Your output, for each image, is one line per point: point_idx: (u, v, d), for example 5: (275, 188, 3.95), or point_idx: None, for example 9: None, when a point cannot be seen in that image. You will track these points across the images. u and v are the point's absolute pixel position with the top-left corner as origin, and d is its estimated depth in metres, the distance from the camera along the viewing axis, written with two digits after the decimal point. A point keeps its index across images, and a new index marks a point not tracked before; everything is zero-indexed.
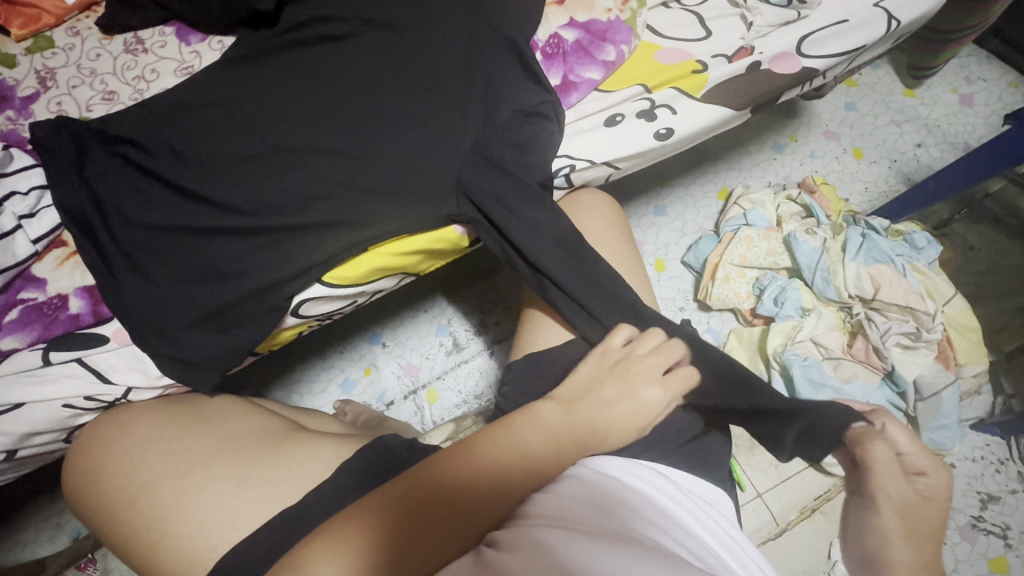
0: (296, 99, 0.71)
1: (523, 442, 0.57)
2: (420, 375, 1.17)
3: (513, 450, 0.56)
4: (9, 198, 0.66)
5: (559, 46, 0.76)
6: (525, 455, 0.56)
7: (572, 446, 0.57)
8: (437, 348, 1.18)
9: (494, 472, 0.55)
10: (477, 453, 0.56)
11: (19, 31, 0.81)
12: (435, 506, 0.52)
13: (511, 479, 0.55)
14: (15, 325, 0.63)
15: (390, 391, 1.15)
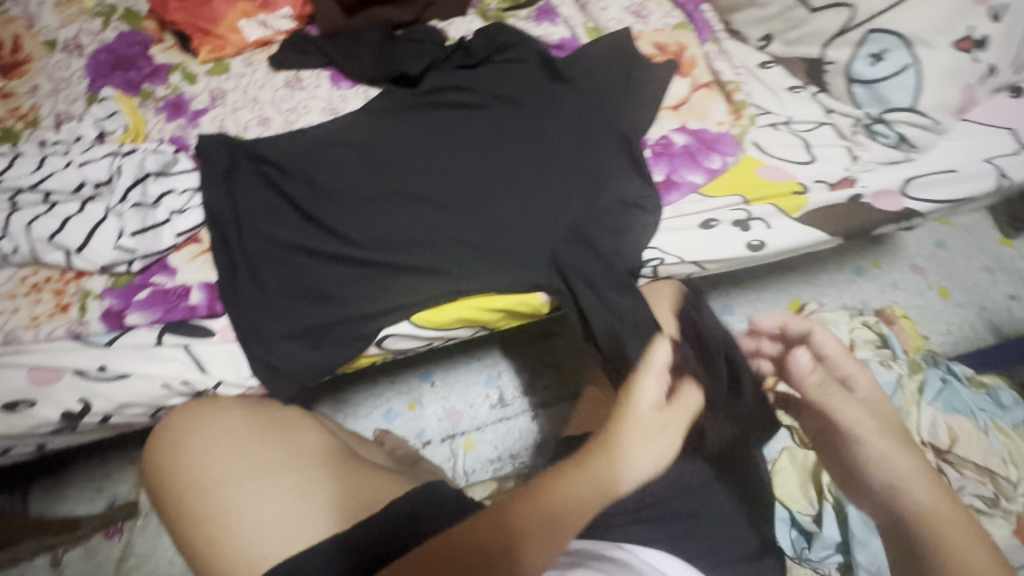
0: (422, 154, 0.79)
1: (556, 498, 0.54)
2: (461, 422, 1.19)
3: (545, 508, 0.53)
4: (166, 195, 0.73)
5: (667, 147, 0.81)
6: (563, 508, 0.53)
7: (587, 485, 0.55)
8: (483, 399, 1.20)
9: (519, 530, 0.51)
10: (501, 519, 0.52)
11: (206, 57, 0.94)
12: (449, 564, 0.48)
13: (547, 533, 0.52)
14: (143, 304, 0.69)
15: (429, 430, 1.17)
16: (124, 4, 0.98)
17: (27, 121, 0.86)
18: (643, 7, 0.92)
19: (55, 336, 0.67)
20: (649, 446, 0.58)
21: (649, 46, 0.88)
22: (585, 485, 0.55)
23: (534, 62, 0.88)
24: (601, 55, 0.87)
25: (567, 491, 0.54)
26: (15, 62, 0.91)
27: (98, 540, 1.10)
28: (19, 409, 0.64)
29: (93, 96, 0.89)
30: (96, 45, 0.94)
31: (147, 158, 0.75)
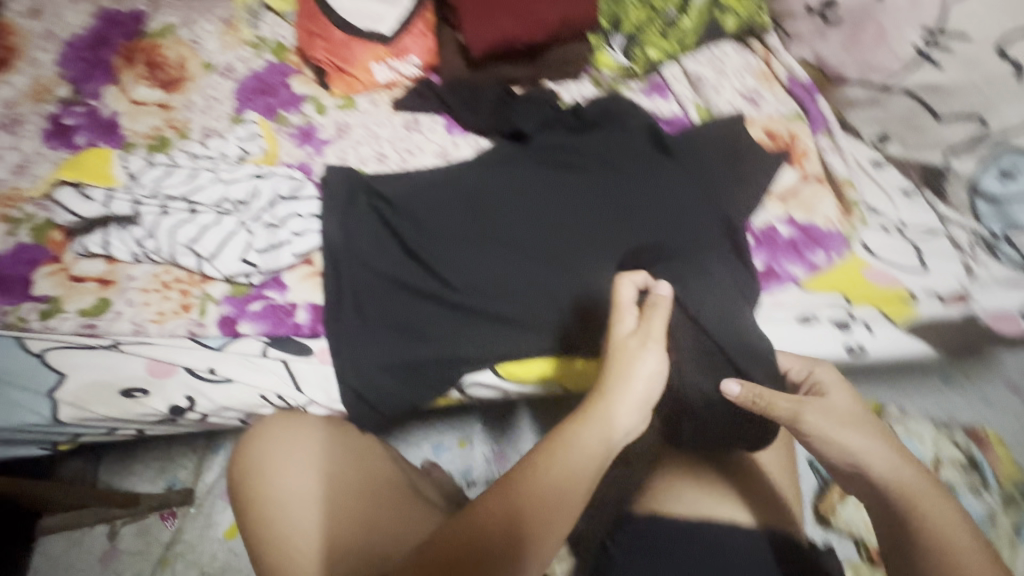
0: (524, 208, 0.82)
1: (556, 474, 0.57)
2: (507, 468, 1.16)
3: (543, 493, 0.57)
4: (290, 217, 0.79)
5: (771, 237, 0.80)
6: (573, 470, 0.58)
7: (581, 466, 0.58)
8: None
9: (510, 522, 0.55)
10: (488, 531, 0.55)
11: (338, 93, 1.02)
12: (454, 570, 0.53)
13: (557, 504, 0.56)
14: (255, 316, 0.75)
15: (475, 472, 1.16)
16: (275, 38, 1.10)
17: (178, 132, 0.96)
18: (756, 94, 0.93)
19: (177, 334, 0.74)
20: (630, 380, 0.62)
21: (760, 132, 0.89)
22: (583, 450, 0.59)
23: (642, 134, 0.90)
24: (711, 136, 0.88)
25: (572, 457, 0.59)
26: (177, 78, 1.03)
27: (151, 520, 1.15)
28: (133, 396, 0.70)
29: (237, 116, 0.99)
30: (246, 71, 1.05)
31: (281, 184, 0.82)
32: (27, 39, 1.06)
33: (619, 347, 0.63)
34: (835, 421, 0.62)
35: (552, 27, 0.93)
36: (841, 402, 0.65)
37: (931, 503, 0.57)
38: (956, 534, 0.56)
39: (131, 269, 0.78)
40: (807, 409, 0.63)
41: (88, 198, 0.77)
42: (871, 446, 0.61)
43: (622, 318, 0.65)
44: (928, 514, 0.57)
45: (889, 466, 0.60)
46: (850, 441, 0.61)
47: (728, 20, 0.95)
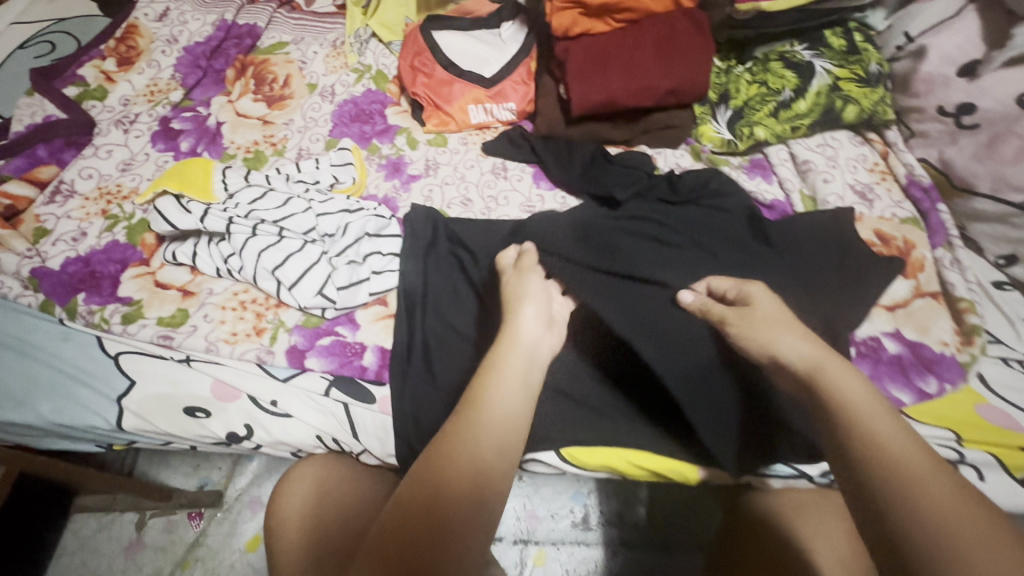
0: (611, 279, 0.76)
1: (493, 395, 0.57)
2: (537, 529, 1.05)
3: (480, 407, 0.56)
4: (372, 255, 0.79)
5: (876, 350, 0.73)
6: (513, 385, 0.59)
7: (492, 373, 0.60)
8: (567, 513, 1.05)
9: (459, 442, 0.54)
10: (446, 459, 0.53)
11: (431, 127, 1.02)
12: (432, 508, 0.50)
13: (491, 413, 0.56)
14: (323, 351, 0.74)
15: (504, 526, 1.06)
16: (378, 67, 1.12)
17: (275, 149, 0.99)
18: (869, 190, 0.87)
19: (245, 358, 0.73)
20: (519, 304, 0.67)
21: (869, 232, 0.83)
22: (510, 366, 0.60)
23: (740, 216, 0.86)
24: (817, 230, 0.82)
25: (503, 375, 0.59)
26: (281, 95, 1.06)
27: (180, 517, 1.15)
28: (195, 416, 0.70)
29: (332, 140, 1.00)
30: (346, 95, 1.07)
31: (369, 221, 0.81)
32: (151, 40, 1.11)
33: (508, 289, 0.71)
34: (757, 326, 0.63)
35: (660, 94, 0.90)
36: (768, 309, 0.64)
37: (835, 373, 0.56)
38: (867, 404, 0.52)
39: (213, 284, 0.79)
40: (734, 327, 0.64)
41: (187, 210, 0.78)
42: (789, 340, 0.60)
43: (509, 274, 0.73)
44: (832, 388, 0.54)
45: (795, 347, 0.59)
46: (772, 336, 0.61)
47: (848, 110, 0.88)
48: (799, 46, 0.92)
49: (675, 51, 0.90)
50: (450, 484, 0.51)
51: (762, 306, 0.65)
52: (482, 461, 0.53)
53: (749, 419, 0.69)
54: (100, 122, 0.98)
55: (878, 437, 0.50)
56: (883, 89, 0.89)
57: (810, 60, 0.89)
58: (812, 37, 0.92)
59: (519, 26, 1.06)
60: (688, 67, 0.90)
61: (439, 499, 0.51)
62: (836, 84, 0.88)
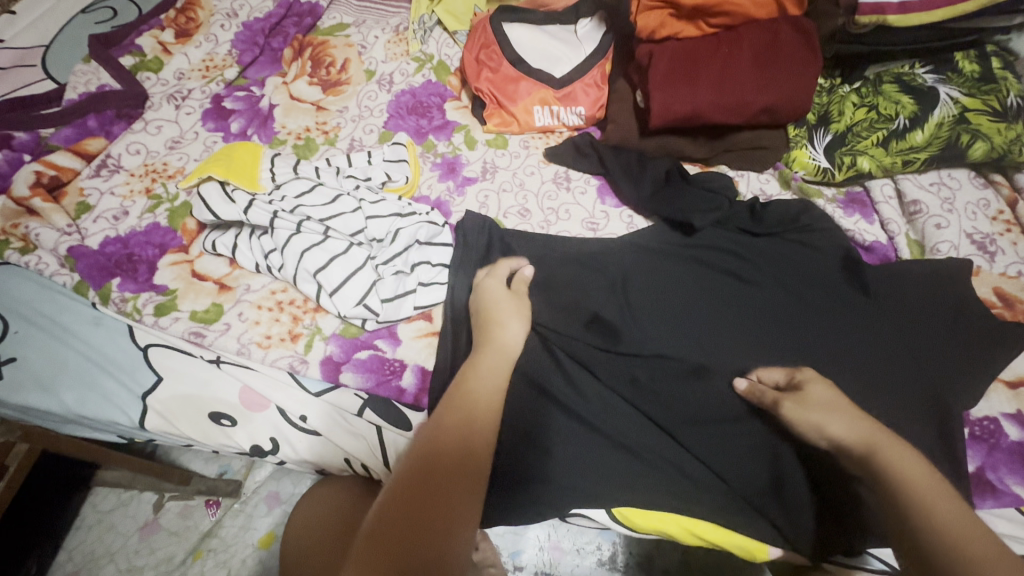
0: (683, 325, 0.70)
1: (474, 389, 0.54)
2: (561, 564, 0.90)
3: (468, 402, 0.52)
4: (421, 265, 0.72)
5: (993, 435, 0.63)
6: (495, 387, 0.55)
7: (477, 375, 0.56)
8: (594, 550, 0.91)
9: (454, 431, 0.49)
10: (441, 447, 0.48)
11: (491, 127, 0.94)
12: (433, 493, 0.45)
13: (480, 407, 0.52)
14: (360, 366, 0.68)
15: (525, 554, 0.91)
16: (441, 57, 1.05)
17: (327, 137, 0.93)
18: (990, 241, 0.75)
19: (278, 365, 0.68)
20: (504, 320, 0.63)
21: (988, 292, 0.72)
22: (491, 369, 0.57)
23: (833, 256, 0.75)
24: (928, 283, 0.71)
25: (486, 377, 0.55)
26: (337, 80, 1.00)
27: (197, 503, 1.11)
28: (221, 424, 0.65)
29: (386, 133, 0.94)
30: (404, 85, 1.00)
31: (420, 227, 0.74)
32: (211, 13, 1.07)
33: (492, 304, 0.65)
34: (817, 400, 0.57)
35: (754, 111, 0.81)
36: (820, 391, 0.58)
37: (890, 449, 0.52)
38: (933, 486, 0.49)
39: (250, 279, 0.74)
40: (792, 402, 0.58)
41: (231, 199, 0.73)
42: (839, 419, 0.55)
43: (495, 289, 0.67)
44: (895, 467, 0.50)
45: (848, 425, 0.54)
46: (824, 420, 0.55)
47: (976, 146, 0.77)
48: (920, 68, 0.81)
49: (777, 62, 0.79)
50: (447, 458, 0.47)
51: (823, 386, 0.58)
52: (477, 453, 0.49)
53: (818, 486, 0.61)
54: (153, 96, 0.95)
55: (944, 520, 0.46)
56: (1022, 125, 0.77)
57: (933, 85, 0.79)
58: (937, 59, 0.80)
59: (597, 24, 0.98)
60: (789, 81, 0.79)
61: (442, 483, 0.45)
62: (963, 115, 0.76)
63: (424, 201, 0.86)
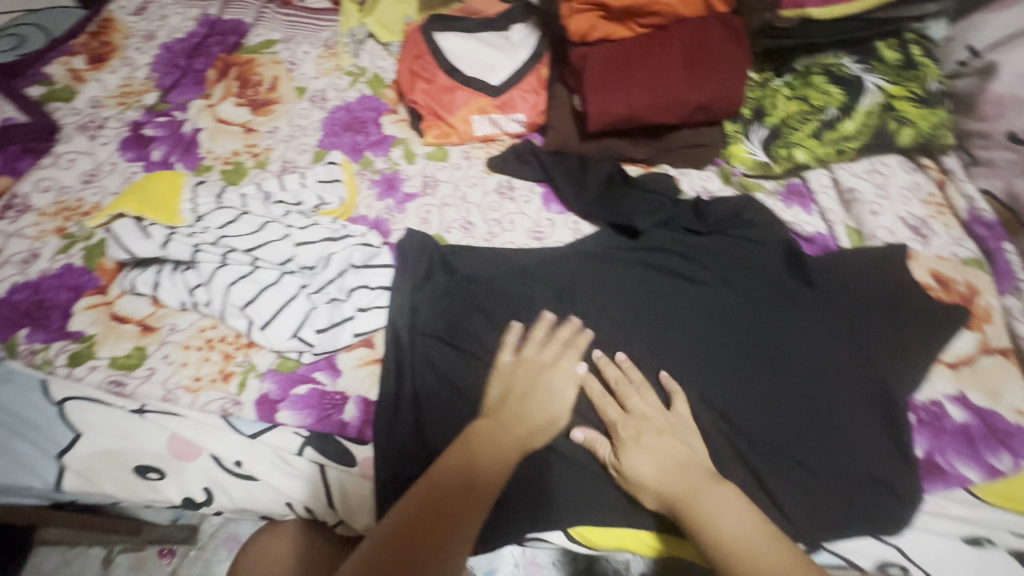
0: (632, 331, 0.69)
1: (482, 445, 0.56)
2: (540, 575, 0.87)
3: (475, 445, 0.56)
4: (358, 289, 0.69)
5: (938, 418, 0.63)
6: (507, 445, 0.57)
7: (501, 439, 0.57)
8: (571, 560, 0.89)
9: (454, 470, 0.54)
10: (437, 480, 0.53)
11: (431, 139, 0.92)
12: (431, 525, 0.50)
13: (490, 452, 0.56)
14: (299, 402, 0.64)
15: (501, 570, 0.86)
16: (375, 70, 1.01)
17: (257, 160, 0.89)
18: (924, 224, 0.77)
19: (208, 409, 0.63)
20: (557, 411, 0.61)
21: (925, 274, 0.73)
22: (503, 422, 0.59)
23: (776, 250, 0.76)
24: (866, 272, 0.73)
25: (501, 432, 0.58)
26: (266, 100, 0.96)
27: (150, 553, 1.02)
28: (148, 478, 0.61)
29: (320, 152, 0.90)
30: (338, 101, 0.97)
31: (355, 250, 0.71)
32: (127, 36, 1.02)
33: (536, 375, 0.63)
34: (641, 444, 0.58)
35: (688, 110, 0.81)
36: (646, 436, 0.59)
37: (700, 499, 0.53)
38: (748, 530, 0.50)
39: (176, 318, 0.69)
40: (620, 451, 0.59)
41: (147, 235, 0.69)
42: (641, 460, 0.57)
43: (553, 376, 0.63)
44: (706, 519, 0.52)
45: (643, 467, 0.57)
46: (630, 464, 0.58)
47: (904, 133, 0.78)
48: (846, 58, 0.81)
49: (707, 60, 0.80)
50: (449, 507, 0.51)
51: (648, 408, 0.61)
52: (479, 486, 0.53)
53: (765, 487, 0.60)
54: (64, 127, 0.89)
55: (758, 554, 0.48)
56: (943, 109, 0.78)
57: (858, 74, 0.79)
58: (861, 48, 0.81)
59: (531, 29, 0.96)
60: (722, 76, 0.80)
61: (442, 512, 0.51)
62: (889, 103, 0.78)
63: (363, 222, 0.82)
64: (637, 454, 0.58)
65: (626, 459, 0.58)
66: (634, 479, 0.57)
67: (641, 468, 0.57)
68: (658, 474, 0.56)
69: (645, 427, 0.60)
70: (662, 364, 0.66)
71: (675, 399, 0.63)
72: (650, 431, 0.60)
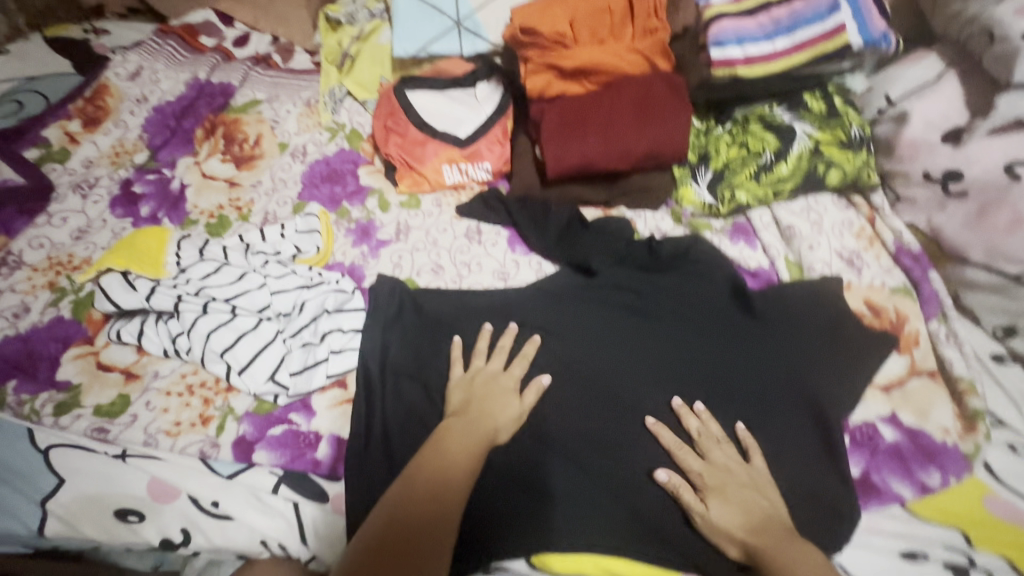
0: (587, 363, 0.73)
1: (450, 443, 0.63)
2: None
3: (435, 460, 0.62)
4: (331, 333, 0.74)
5: (872, 439, 0.68)
6: (475, 441, 0.64)
7: (464, 436, 0.64)
8: None
9: (435, 472, 0.60)
10: (419, 475, 0.60)
11: (404, 189, 0.99)
12: (402, 536, 0.55)
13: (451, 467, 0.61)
14: (274, 442, 0.68)
15: None
16: (353, 125, 1.09)
17: (240, 213, 0.95)
18: (857, 257, 0.83)
19: (187, 452, 0.67)
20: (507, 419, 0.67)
21: (859, 303, 0.79)
22: (467, 430, 0.65)
23: (722, 285, 0.82)
24: (804, 300, 0.79)
25: (472, 433, 0.65)
26: (251, 156, 1.03)
27: None
28: (128, 521, 0.62)
29: (300, 204, 0.97)
30: (318, 155, 1.04)
31: (328, 296, 0.76)
32: (121, 100, 1.10)
33: (491, 385, 0.69)
34: (726, 495, 0.61)
35: (637, 158, 0.88)
36: (736, 489, 0.62)
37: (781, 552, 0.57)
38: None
39: (158, 365, 0.73)
40: (708, 499, 0.62)
41: (132, 287, 0.74)
42: (724, 511, 0.61)
43: (503, 382, 0.70)
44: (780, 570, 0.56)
45: (728, 517, 0.60)
46: (720, 516, 0.61)
47: (831, 174, 0.86)
48: (778, 107, 0.89)
49: (652, 111, 0.88)
50: (418, 501, 0.58)
51: (728, 460, 0.64)
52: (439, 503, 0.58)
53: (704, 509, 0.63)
54: (59, 187, 0.95)
55: None
56: (866, 153, 0.86)
57: (790, 123, 0.87)
58: (790, 98, 0.89)
59: (495, 86, 1.04)
60: (667, 126, 0.87)
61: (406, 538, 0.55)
62: (817, 147, 0.85)
63: (338, 268, 0.87)
64: (724, 507, 0.61)
65: (712, 509, 0.61)
66: (720, 527, 0.60)
67: (732, 521, 0.60)
68: (746, 527, 0.59)
69: (733, 479, 0.63)
70: (618, 393, 0.71)
71: (752, 454, 0.65)
72: (747, 486, 0.62)
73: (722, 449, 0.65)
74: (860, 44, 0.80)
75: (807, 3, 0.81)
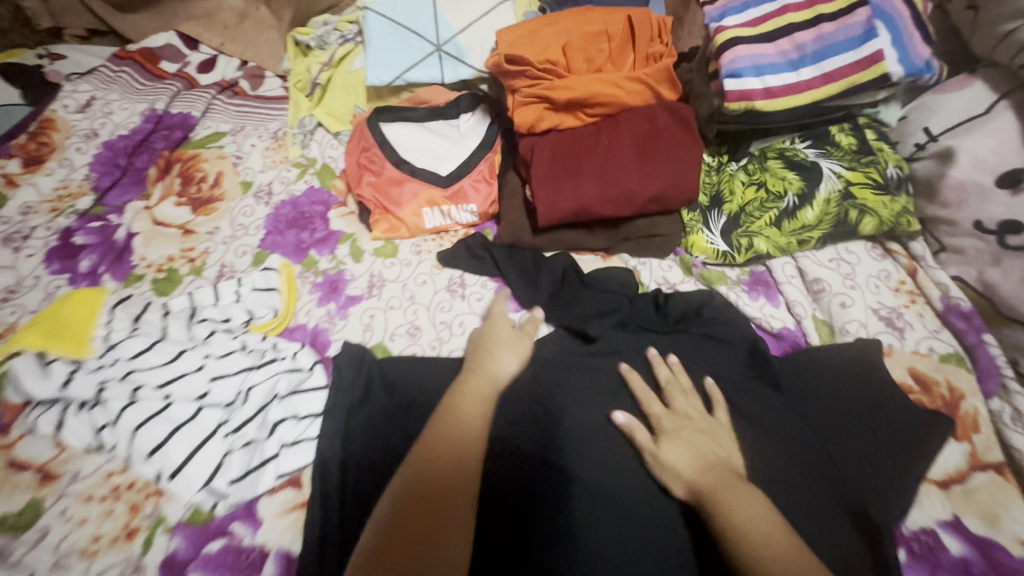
0: (585, 457, 0.61)
1: (469, 387, 0.64)
2: None
3: (452, 408, 0.61)
4: (283, 422, 0.63)
5: (932, 551, 0.57)
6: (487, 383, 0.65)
7: (472, 377, 0.65)
8: None
9: (451, 414, 0.60)
10: (443, 423, 0.59)
11: (378, 234, 0.87)
12: (431, 475, 0.55)
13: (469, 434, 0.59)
14: (209, 562, 0.57)
15: None
16: (325, 160, 0.98)
17: (192, 266, 0.84)
18: (897, 316, 0.72)
19: None
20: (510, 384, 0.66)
21: (904, 373, 0.68)
22: (478, 385, 0.64)
23: (741, 352, 0.70)
24: (835, 371, 0.68)
25: (481, 378, 0.65)
26: (209, 197, 0.93)
27: None
28: None
29: (262, 253, 0.86)
30: (284, 196, 0.93)
31: (279, 378, 0.66)
32: (67, 136, 0.99)
33: (495, 335, 0.71)
34: (679, 437, 0.60)
35: (642, 202, 0.77)
36: (694, 432, 0.60)
37: (729, 492, 0.54)
38: (758, 523, 0.51)
39: (80, 463, 0.61)
40: (660, 440, 0.60)
41: (47, 372, 0.63)
42: (673, 451, 0.59)
43: (508, 333, 0.71)
44: (729, 513, 0.52)
45: (676, 456, 0.58)
46: (671, 459, 0.58)
47: (866, 222, 0.74)
48: (801, 143, 0.78)
49: (658, 149, 0.77)
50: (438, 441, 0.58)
51: (690, 409, 0.63)
52: (458, 458, 0.56)
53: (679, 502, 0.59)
54: None
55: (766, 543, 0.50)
56: (905, 195, 0.74)
57: (815, 160, 0.76)
58: (815, 132, 0.78)
59: (481, 116, 0.94)
60: (674, 167, 0.76)
61: (428, 512, 0.52)
62: (848, 189, 0.74)
63: (301, 331, 0.77)
64: (674, 443, 0.59)
65: (660, 449, 0.60)
66: (671, 467, 0.58)
67: (685, 466, 0.57)
68: (696, 466, 0.57)
69: (691, 423, 0.61)
70: (636, 496, 0.59)
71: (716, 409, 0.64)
72: (703, 433, 0.61)
73: (685, 400, 0.64)
74: (901, 75, 0.66)
75: (838, 26, 0.69)
